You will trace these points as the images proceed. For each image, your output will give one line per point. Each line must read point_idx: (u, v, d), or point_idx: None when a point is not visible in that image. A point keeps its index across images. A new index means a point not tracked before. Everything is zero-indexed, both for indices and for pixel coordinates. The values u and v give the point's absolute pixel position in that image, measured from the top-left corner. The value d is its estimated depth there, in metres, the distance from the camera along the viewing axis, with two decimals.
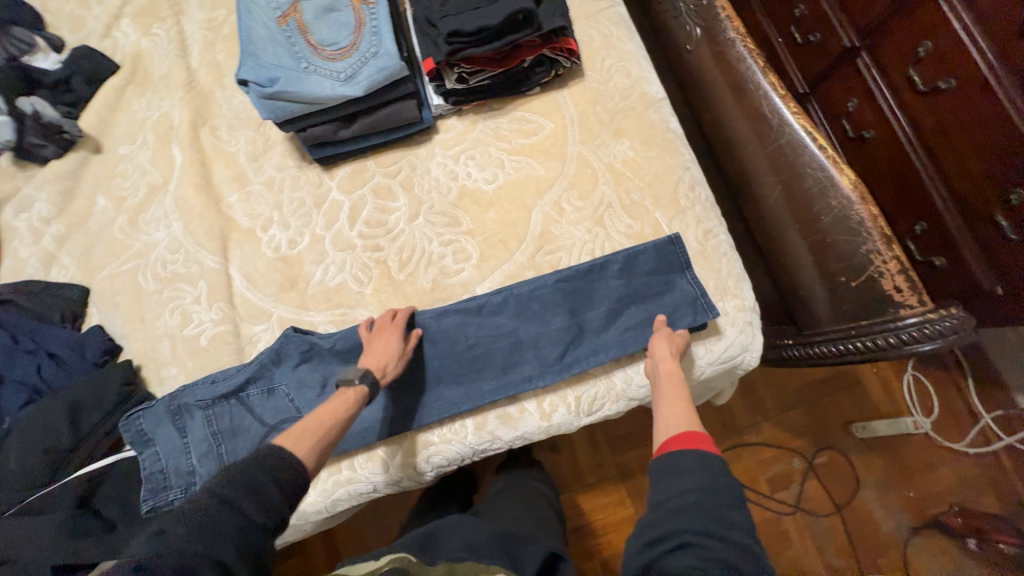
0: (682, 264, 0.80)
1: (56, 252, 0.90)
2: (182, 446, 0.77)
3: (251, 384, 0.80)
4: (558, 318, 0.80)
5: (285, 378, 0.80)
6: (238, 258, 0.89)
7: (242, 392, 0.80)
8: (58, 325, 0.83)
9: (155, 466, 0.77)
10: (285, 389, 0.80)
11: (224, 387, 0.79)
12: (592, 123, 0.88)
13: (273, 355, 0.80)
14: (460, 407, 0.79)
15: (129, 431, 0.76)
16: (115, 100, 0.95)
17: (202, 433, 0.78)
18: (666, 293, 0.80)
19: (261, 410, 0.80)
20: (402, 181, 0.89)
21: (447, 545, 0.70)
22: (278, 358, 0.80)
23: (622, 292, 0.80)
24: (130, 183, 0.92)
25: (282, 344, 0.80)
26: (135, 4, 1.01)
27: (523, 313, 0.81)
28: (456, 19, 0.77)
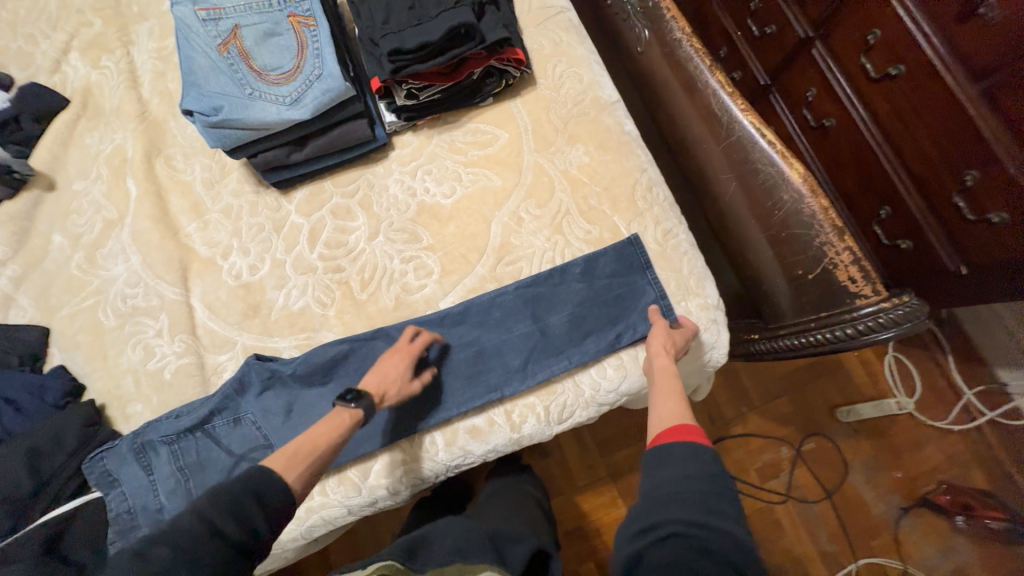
0: (642, 264, 0.81)
1: (14, 293, 0.88)
2: (148, 484, 0.76)
3: (216, 415, 0.79)
4: (521, 327, 0.80)
5: (250, 407, 0.80)
6: (199, 287, 0.88)
7: (207, 424, 0.79)
8: (17, 369, 0.82)
9: (122, 506, 0.76)
10: (251, 418, 0.79)
11: (188, 421, 0.78)
12: (547, 131, 0.88)
13: (236, 385, 0.79)
14: (428, 424, 0.78)
15: (94, 473, 0.76)
16: (66, 135, 0.94)
17: (169, 469, 0.77)
18: (629, 293, 0.80)
19: (228, 442, 0.79)
20: (360, 200, 0.88)
21: (440, 550, 0.62)
22: (241, 387, 0.79)
23: (584, 296, 0.80)
24: (87, 219, 0.91)
25: (244, 373, 0.79)
26: (83, 37, 0.99)
27: (486, 324, 0.81)
28: (397, 37, 0.77)
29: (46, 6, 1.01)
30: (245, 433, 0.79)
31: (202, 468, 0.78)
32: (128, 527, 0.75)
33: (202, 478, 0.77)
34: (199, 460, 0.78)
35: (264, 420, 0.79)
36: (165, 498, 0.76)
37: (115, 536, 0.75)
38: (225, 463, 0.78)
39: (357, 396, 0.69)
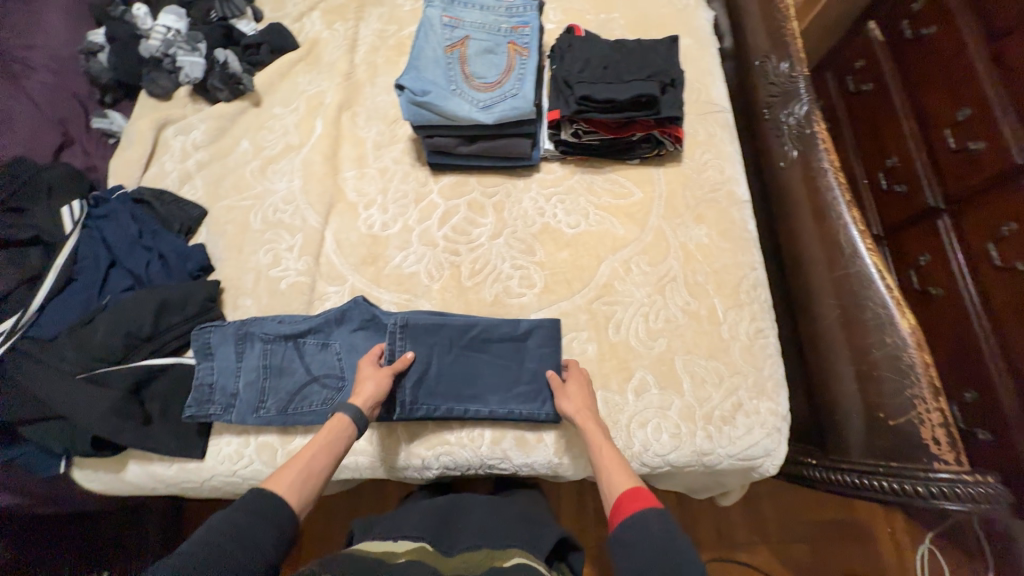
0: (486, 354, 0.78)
1: (193, 173, 1.04)
2: (235, 369, 0.85)
3: (310, 334, 0.87)
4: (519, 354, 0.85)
5: (340, 339, 0.87)
6: (335, 224, 0.99)
7: (301, 339, 0.87)
8: (174, 234, 0.95)
9: (206, 378, 0.84)
10: (338, 348, 0.87)
11: (288, 330, 0.87)
12: (677, 204, 0.95)
13: (337, 316, 0.88)
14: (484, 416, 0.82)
15: (198, 340, 0.85)
16: (285, 69, 1.12)
17: (255, 364, 0.85)
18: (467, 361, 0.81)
19: (311, 361, 0.86)
20: (495, 203, 0.99)
21: (467, 531, 0.76)
22: (341, 319, 0.88)
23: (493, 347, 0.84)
24: (272, 138, 1.06)
25: (349, 309, 0.88)
26: (328, 3, 1.20)
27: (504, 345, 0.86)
28: (590, 86, 0.89)
29: None
30: (326, 360, 0.86)
31: (281, 374, 0.85)
32: (202, 399, 0.83)
33: (278, 382, 0.85)
34: (281, 365, 0.86)
35: (346, 355, 0.87)
36: (243, 386, 0.84)
37: (192, 402, 0.83)
38: (301, 378, 0.85)
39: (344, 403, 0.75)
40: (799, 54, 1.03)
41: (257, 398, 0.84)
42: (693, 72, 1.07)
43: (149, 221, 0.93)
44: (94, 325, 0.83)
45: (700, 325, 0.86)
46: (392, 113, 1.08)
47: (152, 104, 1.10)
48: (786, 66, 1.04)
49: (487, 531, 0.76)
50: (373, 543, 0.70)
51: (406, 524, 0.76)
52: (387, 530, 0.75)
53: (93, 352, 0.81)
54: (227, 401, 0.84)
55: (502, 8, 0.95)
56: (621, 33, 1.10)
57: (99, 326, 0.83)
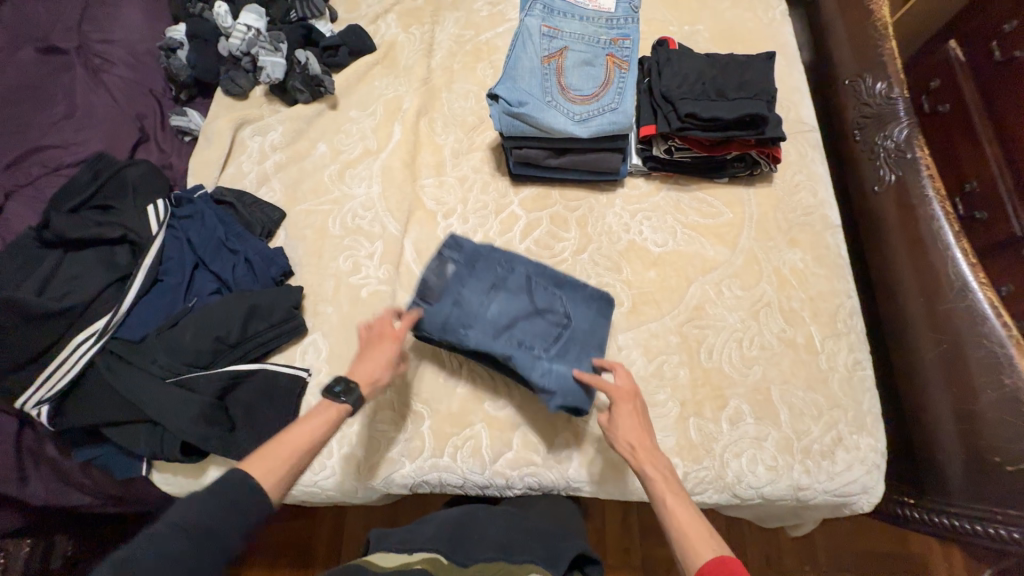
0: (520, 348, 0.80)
1: (271, 175, 1.02)
2: (455, 280, 0.83)
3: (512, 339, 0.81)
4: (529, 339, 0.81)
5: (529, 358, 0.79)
6: (415, 232, 0.97)
7: (517, 313, 0.83)
8: (257, 237, 0.93)
9: (439, 266, 0.84)
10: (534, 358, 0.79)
11: (506, 314, 0.82)
12: (769, 227, 0.92)
13: (529, 361, 0.79)
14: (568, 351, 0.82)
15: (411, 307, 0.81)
16: (363, 72, 1.10)
17: (467, 280, 0.83)
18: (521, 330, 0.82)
19: (529, 313, 0.83)
20: (578, 217, 0.96)
21: (479, 547, 0.68)
22: (531, 346, 0.81)
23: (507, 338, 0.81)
24: (350, 142, 1.04)
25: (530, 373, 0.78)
26: (404, 6, 1.18)
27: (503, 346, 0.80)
28: (693, 104, 0.85)
29: None
30: (539, 312, 0.84)
31: (510, 294, 0.84)
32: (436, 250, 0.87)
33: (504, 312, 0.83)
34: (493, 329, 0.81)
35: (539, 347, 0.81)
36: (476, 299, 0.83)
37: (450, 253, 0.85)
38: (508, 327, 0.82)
39: (345, 390, 0.70)
40: (898, 75, 0.98)
41: (487, 259, 0.86)
42: (783, 90, 1.03)
43: (234, 224, 0.92)
44: (182, 328, 0.81)
45: (797, 354, 0.84)
46: (471, 121, 1.06)
47: (229, 102, 1.08)
48: (883, 87, 0.99)
49: (502, 547, 0.68)
50: (382, 551, 0.64)
51: (424, 533, 0.69)
52: (399, 535, 0.68)
53: (183, 355, 0.80)
54: (461, 251, 0.86)
55: (603, 18, 0.90)
56: (708, 47, 1.07)
57: (188, 328, 0.81)
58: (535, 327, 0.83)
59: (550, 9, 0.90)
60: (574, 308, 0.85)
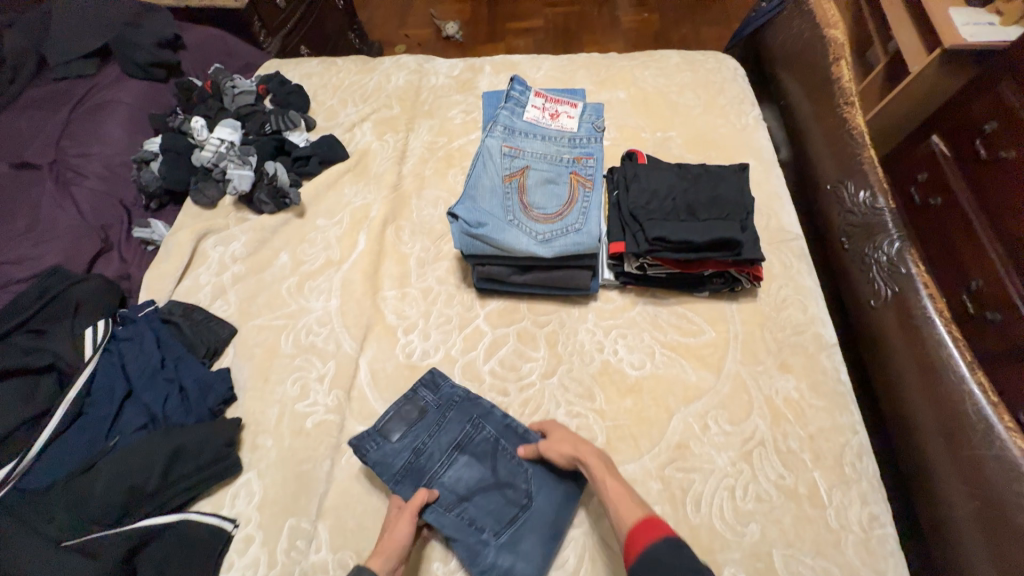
0: (474, 527, 0.72)
1: (228, 287, 0.98)
2: (420, 425, 0.79)
3: (462, 513, 0.73)
4: (484, 518, 0.73)
5: (476, 540, 0.71)
6: (371, 350, 0.90)
7: (475, 480, 0.75)
8: (199, 360, 0.86)
9: (409, 406, 0.80)
10: (481, 544, 0.70)
11: (464, 480, 0.75)
12: (756, 348, 0.84)
13: (470, 550, 0.70)
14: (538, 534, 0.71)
15: (365, 441, 0.76)
16: (334, 180, 1.10)
17: (434, 429, 0.79)
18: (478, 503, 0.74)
19: (489, 483, 0.75)
20: (547, 334, 0.89)
21: None
22: (478, 528, 0.72)
23: (457, 511, 0.73)
24: (313, 252, 1.01)
25: (471, 562, 0.69)
26: (380, 115, 1.20)
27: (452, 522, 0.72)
28: (662, 225, 0.80)
29: (366, 83, 1.27)
30: (500, 483, 0.75)
31: (473, 455, 0.77)
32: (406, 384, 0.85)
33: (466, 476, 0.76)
34: (449, 497, 0.74)
35: (495, 526, 0.72)
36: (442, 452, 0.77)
37: (424, 391, 0.82)
38: (469, 497, 0.74)
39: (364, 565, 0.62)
40: (882, 182, 0.93)
41: (461, 406, 0.81)
42: (760, 196, 1.00)
43: (176, 346, 0.86)
44: (95, 475, 0.71)
45: (800, 507, 0.71)
46: (438, 228, 1.03)
47: (197, 211, 1.07)
48: (867, 195, 0.94)
49: None
50: None
51: None
52: None
53: (89, 509, 0.69)
54: (436, 393, 0.82)
55: (566, 138, 0.90)
56: (680, 153, 1.06)
57: (102, 475, 0.71)
58: (490, 504, 0.74)
59: (512, 129, 0.90)
60: (540, 488, 0.74)
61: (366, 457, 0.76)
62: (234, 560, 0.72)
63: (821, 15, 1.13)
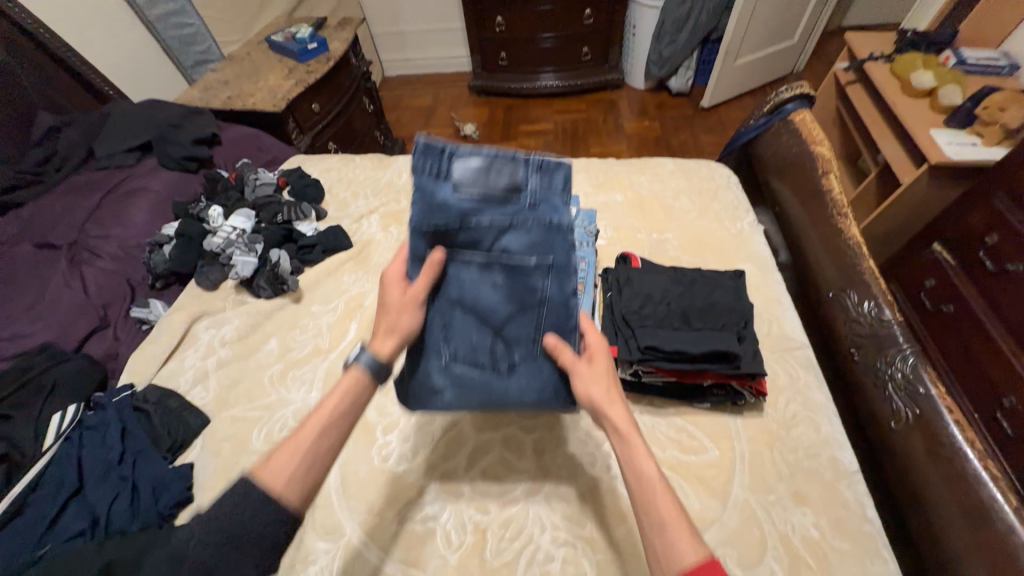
0: (456, 303, 0.70)
1: (211, 372, 0.96)
2: (491, 231, 0.66)
3: (462, 282, 0.69)
4: (483, 296, 0.69)
5: (453, 323, 0.70)
6: (345, 450, 0.84)
7: (485, 306, 0.69)
8: (161, 454, 0.81)
9: (507, 167, 0.66)
10: (450, 328, 0.70)
11: (478, 295, 0.69)
12: (766, 472, 0.75)
13: (439, 342, 0.70)
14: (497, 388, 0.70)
15: (461, 167, 0.66)
16: (335, 267, 1.12)
17: (506, 224, 0.66)
18: (483, 286, 0.69)
19: (495, 326, 0.70)
20: (535, 442, 0.83)
21: None
22: (446, 337, 0.70)
23: (462, 283, 0.69)
24: (302, 339, 1.00)
25: (422, 361, 0.71)
26: (387, 208, 1.27)
27: (455, 294, 0.69)
28: (655, 333, 0.78)
29: (379, 178, 1.36)
30: (499, 336, 0.70)
31: (510, 273, 0.68)
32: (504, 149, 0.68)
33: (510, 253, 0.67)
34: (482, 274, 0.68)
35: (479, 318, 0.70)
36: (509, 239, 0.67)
37: (532, 175, 0.67)
38: (496, 250, 0.67)
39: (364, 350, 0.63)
40: (885, 294, 0.90)
41: (547, 233, 0.67)
42: (760, 301, 0.98)
43: (140, 438, 0.82)
44: None
45: None
46: None
47: (198, 293, 1.09)
48: (871, 306, 0.91)
49: None
50: None
51: None
52: None
53: None
54: (542, 195, 0.68)
55: None
56: (676, 254, 1.06)
57: None
58: (475, 337, 0.70)
59: None
60: (523, 370, 0.70)
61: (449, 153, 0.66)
62: None
63: (806, 133, 1.20)
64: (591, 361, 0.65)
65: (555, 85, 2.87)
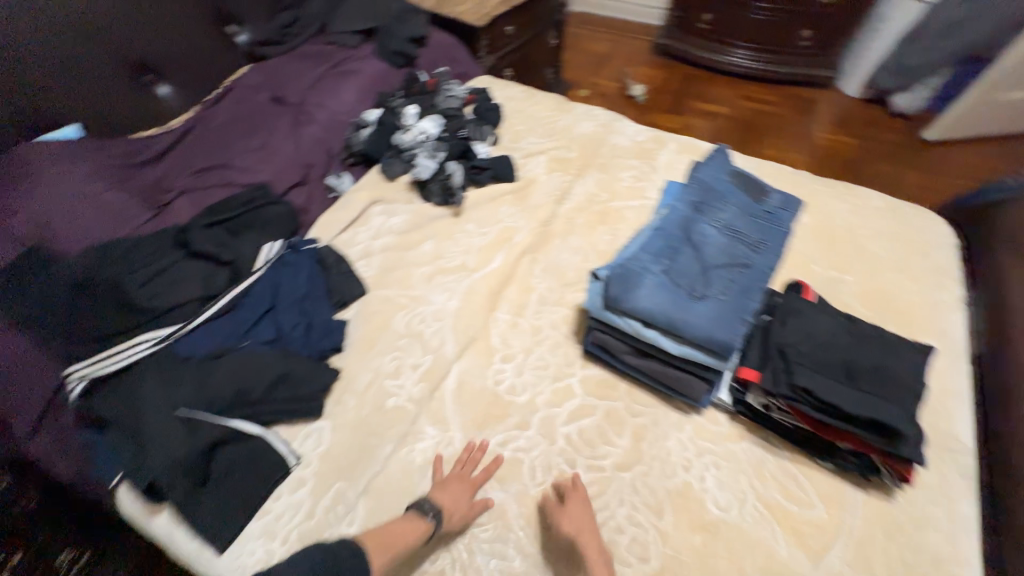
0: (668, 247, 0.84)
1: (375, 252, 1.09)
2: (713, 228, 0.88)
3: (677, 239, 0.85)
4: (689, 257, 0.83)
5: (658, 256, 0.83)
6: (466, 362, 0.93)
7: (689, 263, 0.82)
8: (329, 305, 0.97)
9: (736, 211, 0.93)
10: (659, 258, 0.82)
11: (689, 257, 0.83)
12: (873, 557, 0.70)
13: (659, 253, 0.83)
14: (675, 312, 0.77)
15: (701, 191, 0.94)
16: (495, 196, 1.18)
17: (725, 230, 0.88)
18: (692, 252, 0.84)
19: (706, 265, 0.82)
20: (636, 426, 0.84)
21: None
22: (655, 262, 0.82)
23: (676, 241, 0.85)
24: (453, 252, 1.09)
25: (638, 256, 0.84)
26: (556, 154, 1.28)
27: (671, 240, 0.85)
28: (812, 376, 0.73)
29: (555, 122, 1.37)
30: (704, 275, 0.81)
31: (719, 255, 0.84)
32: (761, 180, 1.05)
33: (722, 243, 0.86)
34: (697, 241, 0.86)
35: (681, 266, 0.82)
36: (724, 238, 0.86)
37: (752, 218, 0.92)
38: (712, 239, 0.86)
39: (432, 509, 0.72)
40: None
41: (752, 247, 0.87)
42: (931, 388, 0.86)
43: (319, 290, 0.98)
44: (220, 368, 0.83)
45: None
46: (570, 276, 1.05)
47: (378, 179, 1.22)
48: None
49: None
50: None
51: None
52: None
53: (204, 392, 0.81)
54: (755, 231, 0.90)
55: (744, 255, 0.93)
56: (850, 301, 0.95)
57: (224, 370, 0.83)
58: (678, 270, 0.81)
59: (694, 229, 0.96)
60: (701, 307, 0.78)
61: (695, 182, 0.97)
62: (283, 493, 0.79)
63: None
64: (567, 505, 0.74)
65: (745, 61, 2.57)
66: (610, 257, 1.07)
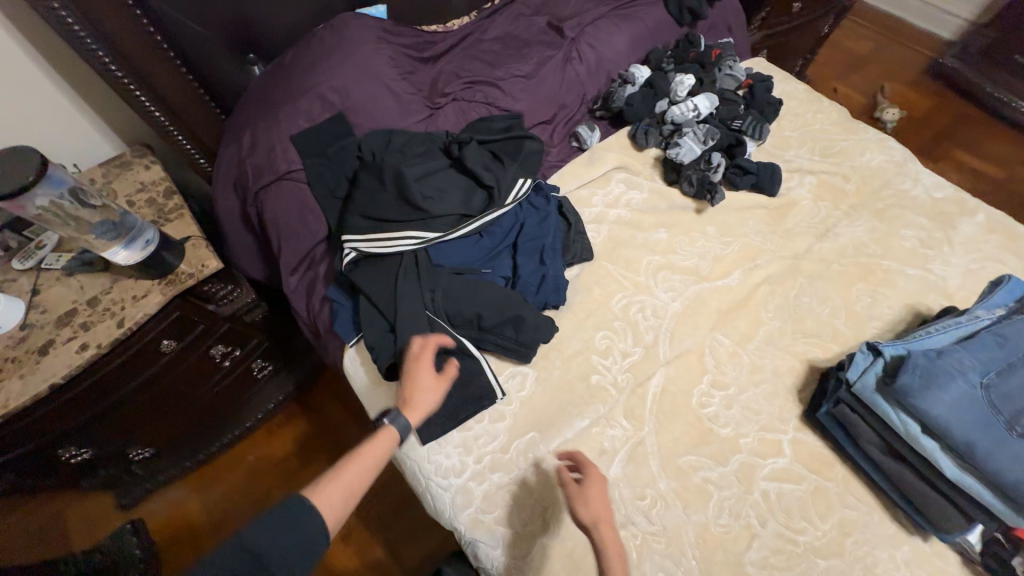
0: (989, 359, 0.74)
1: (607, 220, 1.06)
2: None
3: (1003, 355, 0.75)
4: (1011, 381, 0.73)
5: (974, 364, 0.74)
6: (674, 369, 0.89)
7: (1011, 387, 0.73)
8: (560, 260, 0.98)
9: None
10: (975, 366, 0.74)
11: (1011, 380, 0.73)
12: None
13: (975, 361, 0.74)
14: (976, 432, 0.69)
15: None
16: (746, 208, 1.08)
17: None
18: (1017, 376, 0.73)
19: None
20: (845, 517, 0.76)
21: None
22: (969, 369, 0.73)
23: (1001, 355, 0.75)
24: (687, 251, 1.03)
25: (948, 351, 0.75)
26: (827, 181, 1.12)
27: (996, 352, 0.75)
28: None
29: (835, 141, 1.18)
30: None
31: None
32: None
33: None
34: None
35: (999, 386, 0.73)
36: None
37: None
38: None
39: (391, 412, 0.67)
40: None
41: None
42: None
43: (556, 241, 0.98)
44: (465, 286, 0.89)
45: None
46: (808, 325, 0.94)
47: (626, 145, 1.16)
48: None
49: None
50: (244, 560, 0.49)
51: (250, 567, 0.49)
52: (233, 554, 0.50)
53: (450, 303, 0.87)
54: None
55: None
56: None
57: (469, 290, 0.88)
58: (993, 389, 0.73)
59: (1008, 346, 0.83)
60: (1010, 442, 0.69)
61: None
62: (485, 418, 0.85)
63: None
64: (586, 485, 0.71)
65: None
66: (862, 322, 0.94)
